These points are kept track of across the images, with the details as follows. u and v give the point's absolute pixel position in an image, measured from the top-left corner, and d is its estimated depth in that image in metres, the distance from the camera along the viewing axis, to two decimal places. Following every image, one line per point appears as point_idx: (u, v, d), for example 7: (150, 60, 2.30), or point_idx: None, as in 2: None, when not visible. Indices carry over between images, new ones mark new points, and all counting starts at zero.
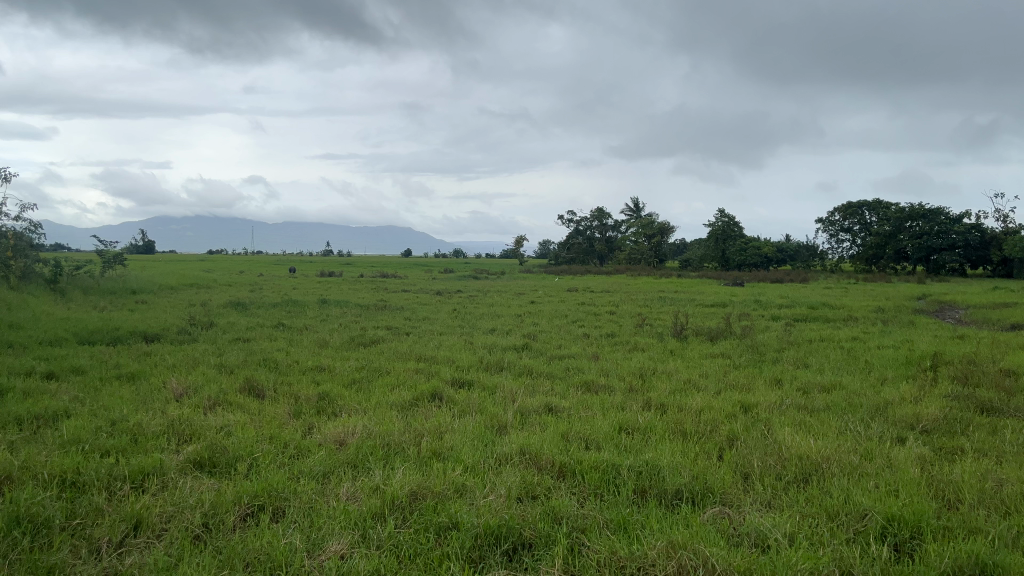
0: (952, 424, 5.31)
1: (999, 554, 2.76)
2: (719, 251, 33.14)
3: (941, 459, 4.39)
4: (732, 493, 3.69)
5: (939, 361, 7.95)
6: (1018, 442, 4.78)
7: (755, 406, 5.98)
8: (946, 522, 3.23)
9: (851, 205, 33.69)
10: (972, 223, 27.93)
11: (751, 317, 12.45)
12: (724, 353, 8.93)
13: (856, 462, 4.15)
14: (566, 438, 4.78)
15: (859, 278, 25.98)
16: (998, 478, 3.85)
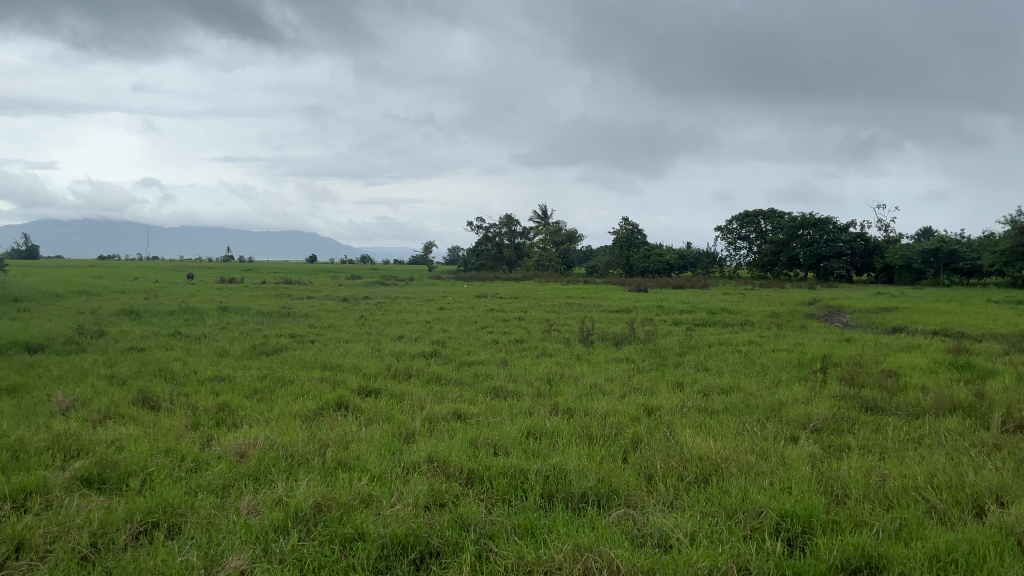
0: (840, 423, 5.61)
1: (883, 546, 2.94)
2: (624, 258, 33.91)
3: (830, 456, 4.62)
4: (637, 495, 3.78)
5: (828, 362, 8.38)
6: (899, 439, 5.09)
7: (658, 408, 6.16)
8: (836, 517, 3.39)
9: (747, 214, 35.14)
10: (858, 232, 29.74)
11: (655, 322, 12.80)
12: (628, 357, 9.14)
13: (753, 461, 4.32)
14: (474, 444, 4.79)
15: (755, 283, 27.12)
16: (882, 473, 4.09)
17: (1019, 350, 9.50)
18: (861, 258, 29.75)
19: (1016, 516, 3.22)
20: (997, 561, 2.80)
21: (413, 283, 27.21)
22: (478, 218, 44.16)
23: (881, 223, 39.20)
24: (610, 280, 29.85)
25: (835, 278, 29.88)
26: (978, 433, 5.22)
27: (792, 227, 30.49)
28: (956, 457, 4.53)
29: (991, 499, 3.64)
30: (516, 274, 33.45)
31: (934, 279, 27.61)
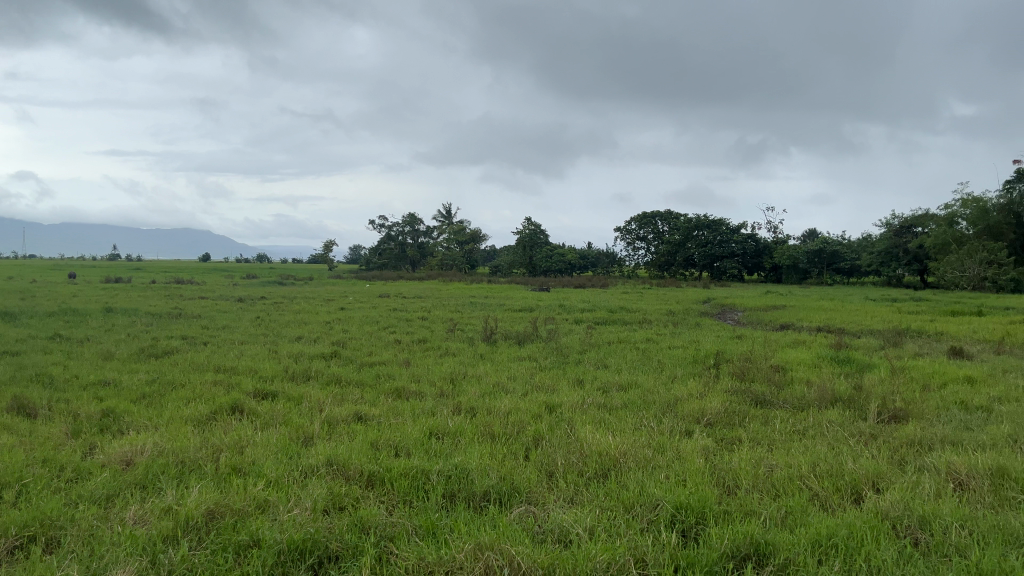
0: (731, 416, 5.83)
1: (770, 533, 3.07)
2: (526, 258, 34.20)
3: (722, 448, 4.80)
4: (538, 492, 3.82)
5: (721, 358, 8.71)
6: (785, 431, 5.34)
7: (559, 405, 6.24)
8: (727, 507, 3.53)
9: (645, 215, 36.07)
10: (749, 233, 31.06)
11: (557, 321, 12.96)
12: (530, 356, 9.23)
13: (650, 455, 4.44)
14: (374, 446, 4.73)
15: (653, 283, 27.85)
16: (770, 464, 4.28)
17: (894, 345, 10.13)
18: (751, 258, 31.09)
19: (889, 502, 3.43)
20: (873, 544, 2.97)
21: (312, 283, 26.61)
22: (380, 217, 43.56)
23: (769, 224, 41.03)
24: (513, 279, 30.04)
25: (728, 277, 31.08)
26: (856, 423, 5.53)
27: (688, 228, 31.38)
28: (837, 446, 4.79)
29: (868, 486, 3.87)
30: (420, 274, 33.24)
31: (818, 278, 29.21)
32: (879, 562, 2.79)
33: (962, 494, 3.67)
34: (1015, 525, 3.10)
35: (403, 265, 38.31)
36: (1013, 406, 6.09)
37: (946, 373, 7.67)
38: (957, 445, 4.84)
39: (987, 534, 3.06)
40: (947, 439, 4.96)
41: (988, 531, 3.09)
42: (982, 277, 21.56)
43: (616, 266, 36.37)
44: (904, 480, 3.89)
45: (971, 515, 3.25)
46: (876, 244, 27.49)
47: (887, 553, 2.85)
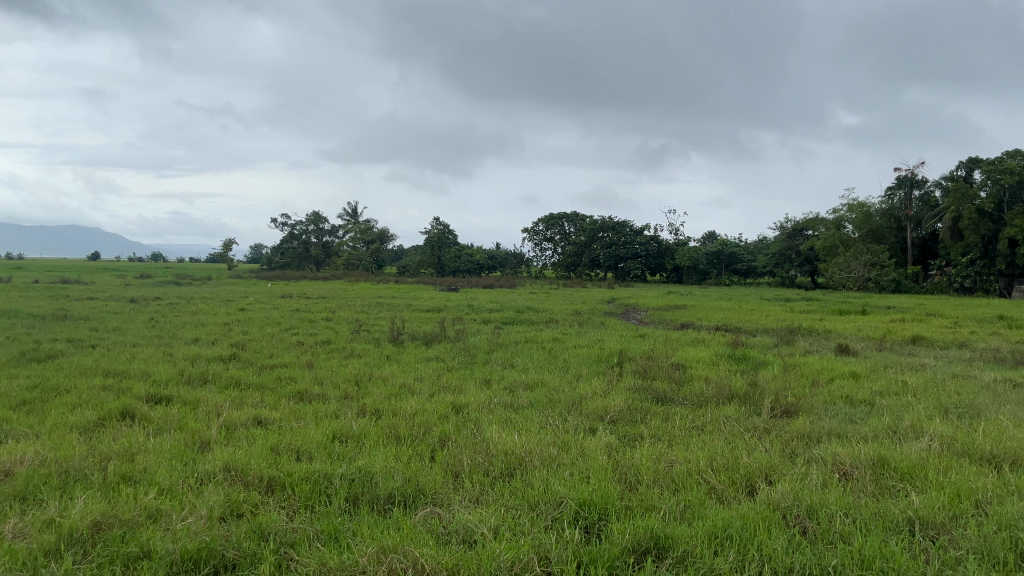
0: (633, 414, 5.95)
1: (670, 526, 3.15)
2: (434, 258, 34.01)
3: (624, 445, 4.90)
4: (443, 493, 3.80)
5: (625, 356, 8.90)
6: (685, 427, 5.50)
7: (465, 406, 6.23)
8: (628, 502, 3.60)
9: (553, 216, 36.50)
10: (652, 235, 31.98)
11: (464, 321, 12.95)
12: (437, 356, 9.19)
13: (555, 453, 4.49)
14: (275, 450, 4.60)
15: (560, 283, 28.18)
16: (670, 459, 4.39)
17: (786, 342, 10.59)
18: (654, 259, 31.98)
19: (781, 492, 3.57)
20: (766, 534, 3.09)
21: (211, 283, 25.68)
22: (283, 214, 42.46)
23: (671, 226, 42.25)
24: (420, 279, 29.82)
25: (632, 277, 31.86)
26: (752, 418, 5.75)
27: (594, 229, 32.04)
28: (733, 441, 4.96)
29: (761, 479, 4.02)
30: (325, 273, 32.58)
31: (717, 279, 30.35)
32: (770, 551, 2.90)
33: (846, 484, 3.87)
34: (894, 512, 3.29)
35: (307, 264, 37.47)
36: (893, 399, 6.47)
37: (833, 369, 8.09)
38: (842, 437, 5.10)
39: (869, 521, 3.23)
40: (833, 432, 5.22)
41: (871, 519, 3.26)
42: (867, 278, 22.85)
43: (524, 267, 36.64)
44: (794, 472, 4.07)
45: (854, 504, 3.43)
46: (771, 247, 28.72)
47: (778, 542, 2.97)
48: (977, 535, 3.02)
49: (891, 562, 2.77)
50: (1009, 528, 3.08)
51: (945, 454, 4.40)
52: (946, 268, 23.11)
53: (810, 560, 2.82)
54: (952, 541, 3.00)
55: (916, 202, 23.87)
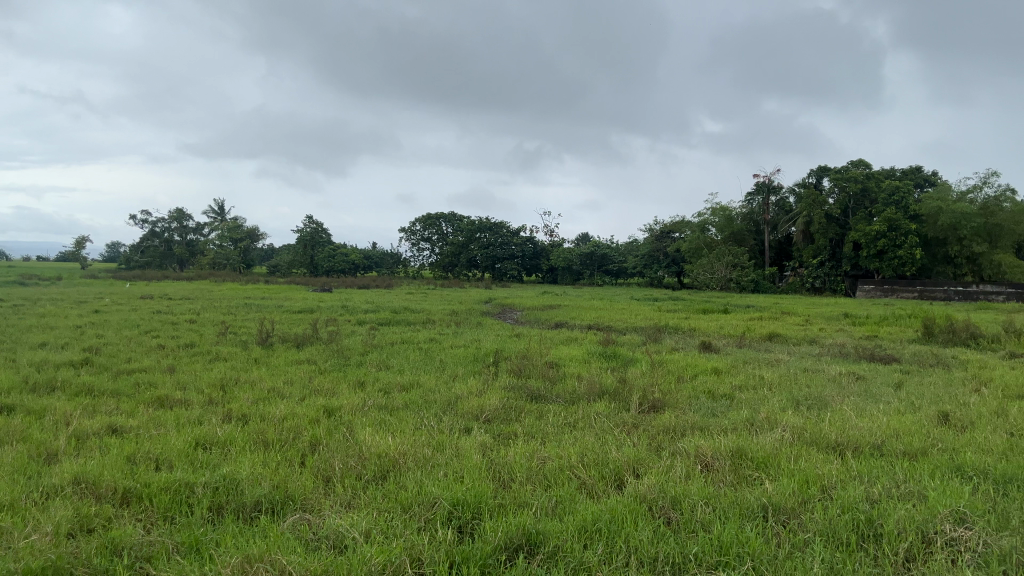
0: (508, 412, 6.01)
1: (541, 523, 3.19)
2: (307, 257, 33.15)
3: (499, 444, 4.94)
4: (314, 498, 3.70)
5: (500, 356, 8.98)
6: (557, 424, 5.61)
7: (338, 409, 6.09)
8: (502, 500, 3.63)
9: (430, 217, 36.28)
10: (527, 236, 32.50)
11: (337, 322, 12.69)
12: (309, 359, 8.96)
13: (429, 454, 4.47)
14: (131, 460, 4.34)
15: (437, 283, 28.09)
16: (543, 456, 4.46)
17: (654, 340, 11.00)
18: (530, 260, 32.51)
19: (648, 485, 3.69)
20: (632, 526, 3.19)
21: (61, 283, 23.96)
22: (144, 210, 40.28)
23: (547, 228, 42.95)
24: (293, 279, 29.01)
25: (509, 278, 32.21)
26: (621, 414, 5.94)
27: (471, 229, 31.59)
28: (603, 437, 5.10)
29: (630, 472, 4.15)
30: (189, 272, 31.13)
31: (590, 279, 31.25)
32: (636, 542, 3.00)
33: (708, 474, 4.05)
34: (750, 500, 3.47)
35: (171, 263, 35.66)
36: (751, 393, 6.84)
37: (697, 365, 8.47)
38: (704, 430, 5.35)
39: (728, 509, 3.40)
40: (696, 425, 5.46)
41: (729, 506, 3.43)
42: (729, 279, 24.11)
43: (400, 267, 36.26)
44: (660, 465, 4.22)
45: (713, 493, 3.60)
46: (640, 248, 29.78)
47: (644, 534, 3.07)
48: (823, 518, 3.24)
49: (747, 547, 2.92)
50: (850, 510, 3.32)
51: (796, 443, 4.69)
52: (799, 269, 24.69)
53: (673, 549, 2.93)
54: (801, 525, 3.20)
55: (772, 207, 25.33)
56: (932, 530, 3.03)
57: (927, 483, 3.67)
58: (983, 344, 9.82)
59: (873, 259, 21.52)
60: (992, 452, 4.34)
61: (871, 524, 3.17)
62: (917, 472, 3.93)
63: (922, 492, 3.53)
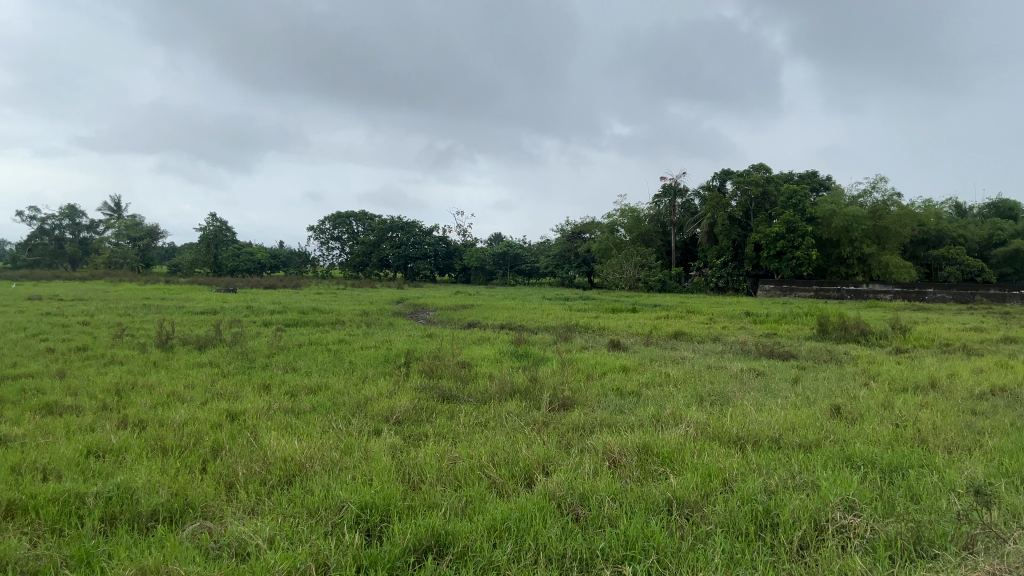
0: (419, 413, 5.96)
1: (450, 523, 3.17)
2: (211, 256, 32.05)
3: (408, 445, 4.89)
4: (216, 505, 3.57)
5: (411, 357, 8.90)
6: (468, 423, 5.60)
7: (242, 413, 5.91)
8: (411, 502, 3.59)
9: (340, 215, 35.71)
10: (440, 236, 32.37)
11: (242, 323, 12.31)
12: (212, 362, 8.65)
13: (337, 457, 4.38)
14: (16, 471, 4.08)
15: (347, 283, 27.60)
16: (453, 457, 4.44)
17: (565, 339, 11.13)
18: (442, 260, 32.40)
19: (557, 483, 3.72)
20: (541, 523, 3.21)
21: None
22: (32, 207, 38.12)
23: (459, 227, 42.87)
24: (195, 279, 28.00)
25: (421, 277, 31.97)
26: (532, 412, 5.98)
27: (383, 228, 31.18)
28: (514, 435, 5.12)
29: (539, 470, 4.18)
30: (83, 272, 29.64)
31: (503, 279, 31.43)
32: (545, 539, 3.02)
33: (615, 470, 4.12)
34: (655, 494, 3.54)
35: (62, 262, 33.87)
36: (657, 390, 7.00)
37: (606, 363, 8.61)
38: (612, 426, 5.44)
39: (634, 504, 3.46)
40: (605, 422, 5.55)
41: (635, 501, 3.49)
42: (637, 278, 24.66)
43: (309, 266, 35.50)
44: (569, 462, 4.27)
45: (620, 489, 3.66)
46: (552, 248, 30.11)
47: (553, 531, 3.09)
48: (724, 509, 3.34)
49: (652, 541, 2.98)
50: (749, 501, 3.43)
51: (699, 438, 4.83)
52: (704, 269, 25.47)
53: (581, 545, 2.96)
54: (703, 516, 3.29)
55: (678, 209, 26.03)
56: (824, 518, 3.18)
57: (820, 473, 3.84)
58: (872, 340, 10.36)
59: (773, 260, 22.44)
60: (879, 442, 4.59)
61: (769, 514, 3.29)
62: (811, 463, 4.10)
63: (815, 483, 3.69)
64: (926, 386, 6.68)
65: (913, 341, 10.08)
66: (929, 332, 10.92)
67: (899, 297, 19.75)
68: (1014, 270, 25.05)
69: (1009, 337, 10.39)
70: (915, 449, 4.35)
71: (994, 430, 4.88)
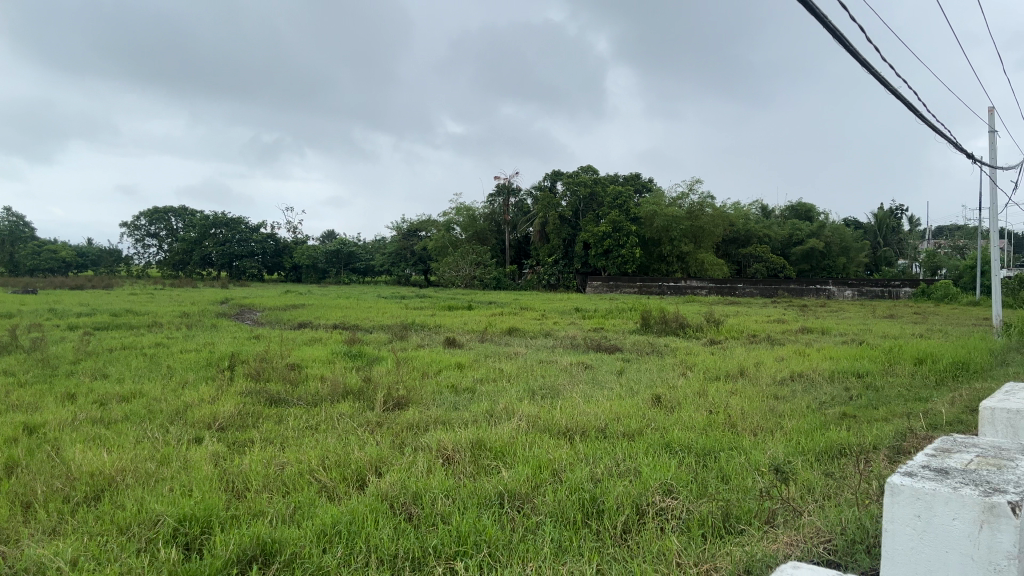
0: (244, 419, 5.67)
1: (276, 530, 3.02)
2: (6, 255, 29.01)
3: (232, 453, 4.64)
4: (9, 528, 3.22)
5: (236, 360, 8.48)
6: (297, 427, 5.40)
7: (42, 426, 5.37)
8: (234, 511, 3.40)
9: (156, 210, 33.44)
10: (268, 233, 31.12)
11: (42, 328, 11.22)
12: (5, 371, 7.80)
13: (152, 469, 4.08)
14: None
15: (166, 283, 25.90)
16: (281, 462, 4.26)
17: (400, 338, 11.03)
18: (271, 258, 31.20)
19: (389, 483, 3.65)
20: (373, 524, 3.13)
21: None
22: None
23: (288, 224, 41.33)
24: None
25: (248, 276, 30.56)
26: (364, 413, 5.86)
27: (205, 225, 29.46)
28: (345, 437, 4.99)
29: (371, 471, 4.09)
30: None
31: (336, 277, 30.81)
32: (376, 540, 2.95)
33: (448, 467, 4.11)
34: (487, 488, 3.56)
35: None
36: (490, 385, 7.09)
37: (441, 361, 8.60)
38: (446, 423, 5.44)
39: (467, 499, 3.46)
40: (439, 420, 5.54)
41: (467, 497, 3.49)
42: (473, 276, 24.97)
43: (123, 264, 33.00)
44: (401, 462, 4.21)
45: (453, 485, 3.65)
46: (387, 246, 29.77)
47: (384, 531, 3.03)
48: (553, 499, 3.41)
49: (484, 535, 2.99)
50: (577, 490, 3.53)
51: (530, 431, 4.92)
52: (536, 267, 26.13)
53: (413, 543, 2.93)
54: (534, 508, 3.35)
55: (511, 208, 26.52)
56: (645, 502, 3.32)
57: (641, 459, 4.02)
58: (689, 332, 11.06)
59: (599, 258, 23.37)
60: (694, 428, 4.89)
61: (595, 501, 3.39)
62: (635, 450, 4.29)
63: (637, 469, 3.87)
64: (736, 373, 7.21)
65: (725, 333, 10.84)
66: (739, 324, 11.80)
67: (713, 293, 21.28)
68: (810, 267, 27.59)
69: (807, 327, 11.42)
70: (725, 433, 4.68)
71: (793, 412, 5.34)
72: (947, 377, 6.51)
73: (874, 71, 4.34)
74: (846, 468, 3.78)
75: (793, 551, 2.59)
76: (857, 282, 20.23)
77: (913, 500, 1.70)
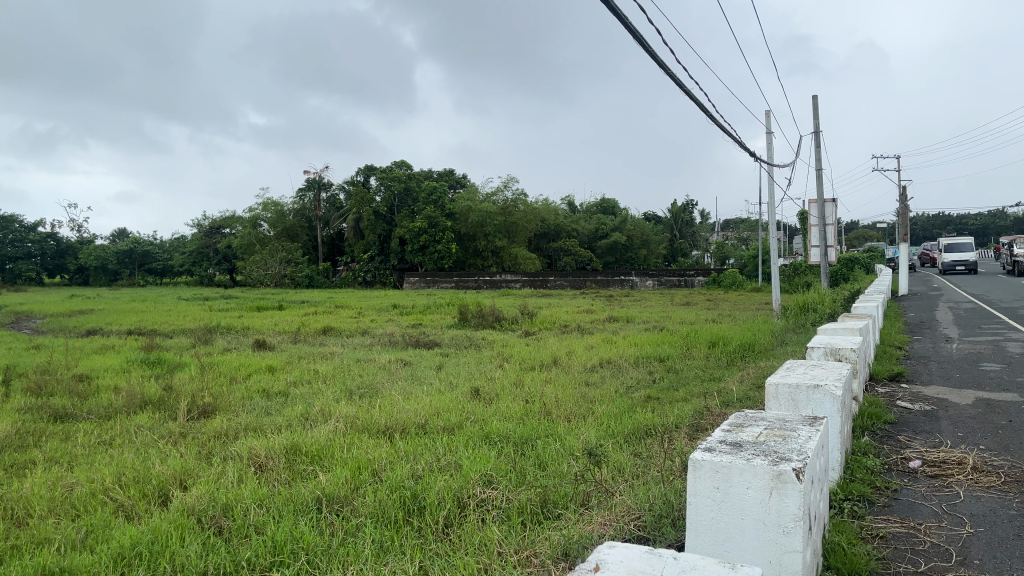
0: (23, 438, 5.06)
1: (65, 559, 2.72)
2: None
3: (10, 476, 4.12)
4: None
5: (12, 374, 7.56)
6: (88, 443, 4.91)
7: None
8: (14, 542, 3.02)
9: None
10: (47, 232, 28.12)
11: None
12: None
13: None
14: None
15: None
16: (69, 483, 3.84)
17: (204, 342, 10.36)
18: (52, 260, 28.26)
19: (195, 497, 3.41)
20: (177, 542, 2.89)
21: None
22: None
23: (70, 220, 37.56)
24: None
25: (24, 281, 27.48)
26: (166, 424, 5.43)
27: None
28: (145, 451, 4.60)
29: (174, 486, 3.79)
30: None
31: (129, 279, 28.54)
32: (182, 558, 2.73)
33: (260, 475, 3.90)
34: (304, 494, 3.41)
35: None
36: (305, 388, 6.83)
37: (250, 365, 8.18)
38: (258, 430, 5.17)
39: (281, 508, 3.30)
40: (250, 426, 5.25)
41: (281, 505, 3.32)
42: (284, 275, 24.06)
43: None
44: (209, 473, 3.93)
45: (267, 494, 3.46)
46: (188, 245, 27.90)
47: (191, 548, 2.81)
48: (374, 500, 3.32)
49: (301, 542, 2.86)
50: (397, 489, 3.46)
51: (348, 432, 4.78)
52: (350, 264, 25.60)
53: (224, 558, 2.74)
54: (353, 511, 3.25)
55: (323, 204, 25.74)
56: (466, 495, 3.32)
57: (462, 453, 4.04)
58: (505, 325, 11.29)
59: (416, 254, 23.27)
60: (512, 418, 4.98)
61: (416, 499, 3.34)
62: (454, 444, 4.29)
63: (457, 463, 3.87)
64: (550, 363, 7.44)
65: (538, 324, 11.16)
66: (550, 316, 12.18)
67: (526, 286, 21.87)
68: (614, 259, 29.14)
69: (612, 316, 12.03)
70: (541, 422, 4.79)
71: (603, 397, 5.58)
72: (737, 358, 7.10)
73: (670, 72, 4.60)
74: (651, 448, 4.00)
75: (607, 531, 2.69)
76: (656, 273, 21.67)
77: (712, 473, 1.80)
